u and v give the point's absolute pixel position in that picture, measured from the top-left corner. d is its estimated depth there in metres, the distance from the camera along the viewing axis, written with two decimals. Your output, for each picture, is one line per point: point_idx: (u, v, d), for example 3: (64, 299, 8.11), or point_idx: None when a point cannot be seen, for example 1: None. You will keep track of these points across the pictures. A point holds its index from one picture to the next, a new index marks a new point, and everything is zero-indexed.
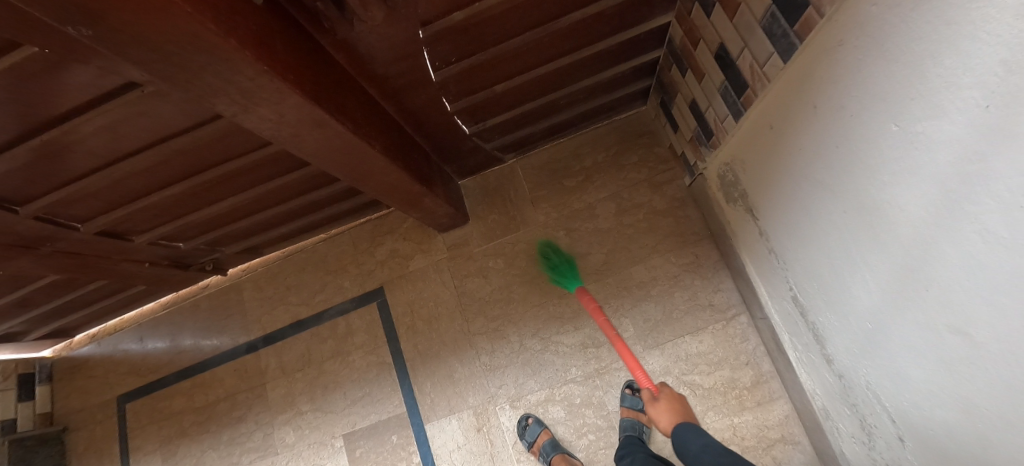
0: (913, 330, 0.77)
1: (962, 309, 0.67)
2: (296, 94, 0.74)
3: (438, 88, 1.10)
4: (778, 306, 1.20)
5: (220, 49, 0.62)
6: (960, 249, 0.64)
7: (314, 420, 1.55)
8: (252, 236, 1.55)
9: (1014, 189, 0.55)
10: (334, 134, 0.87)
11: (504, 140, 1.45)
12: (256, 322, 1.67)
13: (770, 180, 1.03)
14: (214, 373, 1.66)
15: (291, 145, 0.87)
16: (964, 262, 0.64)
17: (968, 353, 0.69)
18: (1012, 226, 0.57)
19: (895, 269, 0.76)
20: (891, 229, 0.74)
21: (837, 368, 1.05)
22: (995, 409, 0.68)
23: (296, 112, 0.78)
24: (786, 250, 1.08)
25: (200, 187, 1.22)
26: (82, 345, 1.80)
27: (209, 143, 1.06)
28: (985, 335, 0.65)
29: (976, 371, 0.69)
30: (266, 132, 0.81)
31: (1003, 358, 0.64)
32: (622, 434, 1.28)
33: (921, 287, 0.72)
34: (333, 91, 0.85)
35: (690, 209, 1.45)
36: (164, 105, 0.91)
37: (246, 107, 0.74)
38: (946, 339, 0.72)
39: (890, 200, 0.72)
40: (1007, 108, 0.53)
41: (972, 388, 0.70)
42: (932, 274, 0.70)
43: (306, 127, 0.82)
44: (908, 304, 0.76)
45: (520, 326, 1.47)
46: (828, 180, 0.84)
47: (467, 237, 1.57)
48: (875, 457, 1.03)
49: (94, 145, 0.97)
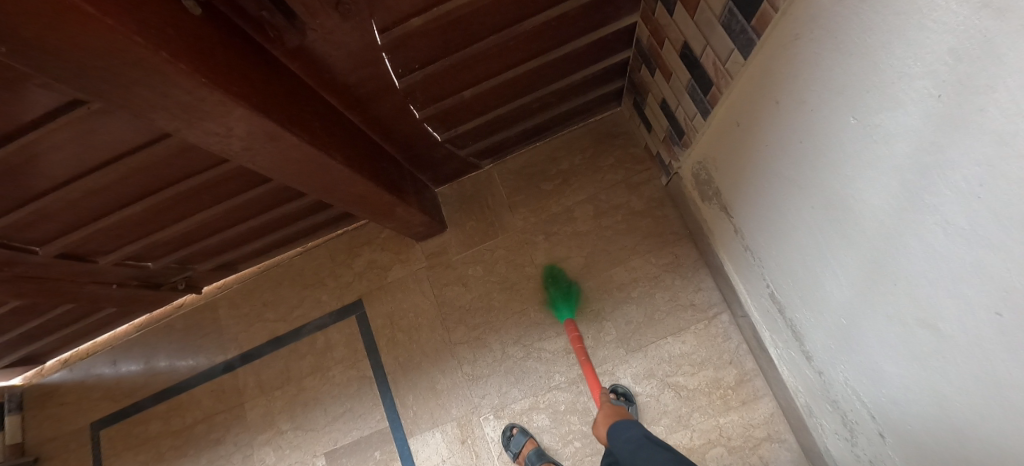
0: (886, 323, 0.77)
1: (930, 301, 0.67)
2: (240, 106, 0.72)
3: (404, 95, 1.10)
4: (757, 303, 1.20)
5: (149, 62, 0.60)
6: (924, 241, 0.64)
7: (295, 439, 1.51)
8: (224, 252, 1.52)
9: (970, 180, 0.55)
10: (290, 146, 0.85)
11: (478, 145, 1.44)
12: (233, 340, 1.63)
13: (741, 177, 1.03)
14: (191, 395, 1.61)
15: (245, 159, 0.85)
16: (928, 254, 0.64)
17: (938, 346, 0.69)
18: (971, 218, 0.57)
19: (867, 261, 0.76)
20: (859, 222, 0.74)
21: (816, 364, 1.04)
22: (966, 401, 0.68)
23: (245, 125, 0.76)
24: (761, 247, 1.07)
25: (164, 204, 1.19)
26: (54, 371, 1.74)
27: (169, 159, 1.03)
28: (953, 326, 0.65)
29: (947, 363, 0.69)
30: (216, 146, 0.79)
31: (971, 350, 0.64)
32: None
33: (891, 279, 0.72)
34: (287, 102, 0.84)
35: (668, 209, 1.44)
36: (114, 121, 0.88)
37: (189, 122, 0.72)
38: (918, 332, 0.72)
39: (857, 192, 0.71)
40: (957, 98, 0.53)
41: (944, 381, 0.71)
42: (900, 266, 0.70)
43: (259, 140, 0.81)
44: (880, 297, 0.76)
45: (501, 334, 1.45)
46: (797, 175, 0.84)
47: (446, 245, 1.54)
48: (857, 453, 1.03)
49: (43, 165, 0.95)
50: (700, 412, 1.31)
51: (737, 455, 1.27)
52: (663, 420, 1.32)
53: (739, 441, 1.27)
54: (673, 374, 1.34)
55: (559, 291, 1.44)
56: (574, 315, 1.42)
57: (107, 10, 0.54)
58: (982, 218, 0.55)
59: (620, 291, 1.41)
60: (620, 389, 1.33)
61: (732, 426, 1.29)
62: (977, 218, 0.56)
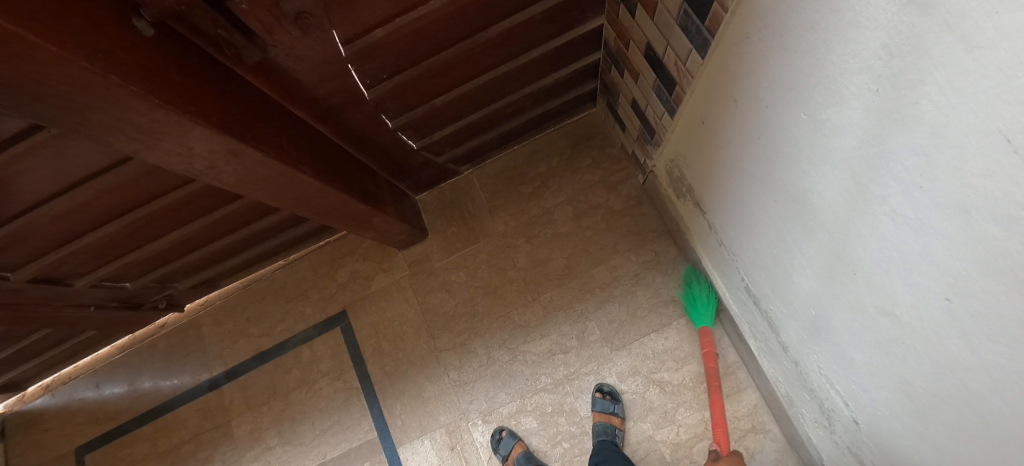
0: (850, 313, 0.79)
1: (887, 290, 0.68)
2: (199, 125, 0.72)
3: (374, 105, 1.10)
4: (734, 297, 1.21)
5: (101, 87, 0.60)
6: (876, 231, 0.65)
7: (283, 454, 1.50)
8: (204, 269, 1.51)
9: (910, 171, 0.56)
10: (255, 162, 0.85)
11: (455, 152, 1.44)
12: (217, 357, 1.62)
13: (709, 174, 1.05)
14: (176, 414, 1.60)
15: (211, 177, 0.85)
16: (880, 244, 0.66)
17: (898, 333, 0.70)
18: (915, 208, 0.58)
19: (828, 253, 0.77)
20: (817, 214, 0.75)
21: (792, 355, 1.06)
22: (928, 386, 0.69)
23: (206, 144, 0.76)
24: (733, 241, 1.09)
25: (137, 224, 1.18)
26: (36, 397, 1.72)
27: (140, 178, 1.03)
28: (908, 314, 0.66)
29: (906, 350, 0.70)
30: (179, 166, 0.79)
31: (927, 336, 0.65)
32: (596, 440, 1.28)
33: (851, 269, 0.74)
34: (250, 118, 0.84)
35: (646, 207, 1.45)
36: (79, 144, 0.88)
37: (148, 143, 0.72)
38: (879, 320, 0.73)
39: (814, 186, 0.73)
40: (891, 91, 0.54)
41: (906, 367, 0.72)
42: (858, 256, 0.71)
43: (223, 157, 0.81)
44: (843, 287, 0.78)
45: (487, 339, 1.45)
46: (758, 171, 0.85)
47: (428, 252, 1.54)
48: (837, 441, 1.04)
49: (10, 189, 0.94)
50: (686, 407, 1.32)
51: None
52: (649, 417, 1.33)
53: None
54: (658, 371, 1.35)
55: (542, 293, 1.45)
56: (558, 316, 1.42)
57: (52, 37, 0.54)
58: (925, 208, 0.56)
59: (602, 290, 1.42)
60: (606, 387, 1.35)
61: None
62: (920, 208, 0.57)
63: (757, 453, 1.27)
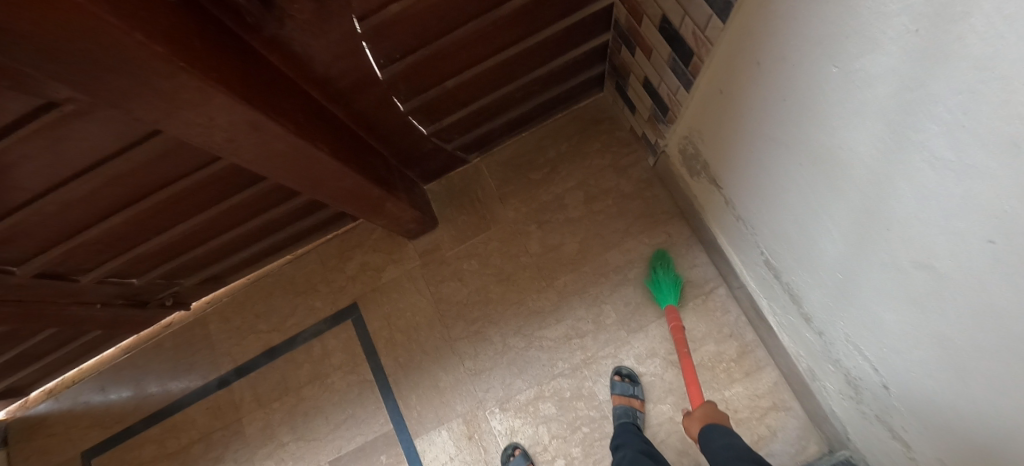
0: (882, 272, 0.79)
1: (924, 242, 0.68)
2: (221, 93, 0.71)
3: (386, 87, 1.09)
4: (752, 273, 1.21)
5: (126, 47, 0.59)
6: (914, 180, 0.65)
7: (296, 450, 1.47)
8: (210, 265, 1.49)
9: (954, 110, 0.56)
10: (274, 137, 0.84)
11: (464, 138, 1.43)
12: (226, 355, 1.59)
13: (726, 146, 1.04)
14: (185, 414, 1.57)
15: (228, 153, 0.83)
16: (918, 193, 0.66)
17: (936, 286, 0.70)
18: (957, 150, 0.58)
19: (859, 212, 0.77)
20: (848, 172, 0.75)
21: (816, 326, 1.06)
22: (966, 337, 0.69)
23: (227, 116, 0.75)
24: (752, 214, 1.08)
25: (146, 214, 1.16)
26: (38, 402, 1.68)
27: (151, 163, 1.01)
28: (948, 264, 0.66)
29: (945, 303, 0.70)
30: (198, 139, 0.78)
31: (967, 284, 0.65)
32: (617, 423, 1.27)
33: (884, 225, 0.74)
34: (267, 92, 0.82)
35: (658, 189, 1.44)
36: (90, 124, 0.86)
37: (169, 111, 0.70)
38: (914, 275, 0.73)
39: (845, 142, 0.73)
40: (934, 30, 0.54)
41: (943, 321, 0.72)
42: (892, 210, 0.71)
43: (242, 131, 0.79)
44: (874, 246, 0.77)
45: (501, 326, 1.44)
46: (783, 135, 0.85)
47: (438, 241, 1.52)
48: (863, 410, 1.04)
49: (20, 175, 0.92)
50: (705, 388, 1.32)
51: (744, 426, 1.29)
52: (669, 399, 1.32)
53: (746, 412, 1.29)
54: (676, 352, 1.35)
55: (556, 279, 1.43)
56: (573, 300, 1.41)
57: None
58: (968, 148, 0.56)
59: (617, 273, 1.41)
60: (625, 370, 1.34)
61: (738, 398, 1.30)
62: (963, 149, 0.57)
63: (779, 431, 1.27)
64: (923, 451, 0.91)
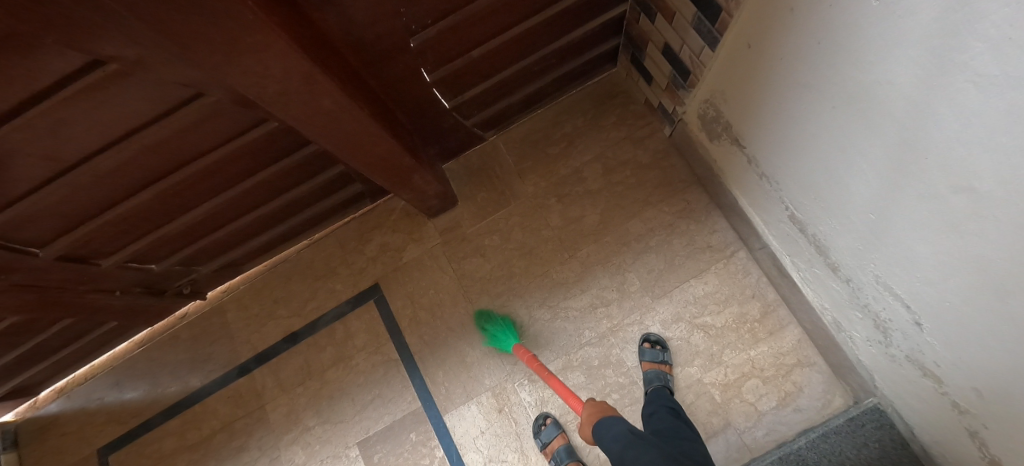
0: (918, 204, 0.82)
1: (966, 164, 0.72)
2: (281, 37, 0.74)
3: (416, 56, 1.11)
4: (776, 231, 1.25)
5: None
6: (955, 102, 0.69)
7: (323, 434, 1.46)
8: (229, 250, 1.48)
9: (999, 25, 0.59)
10: (321, 92, 0.87)
11: (483, 115, 1.46)
12: (245, 343, 1.57)
13: (753, 103, 1.09)
14: (205, 404, 1.54)
15: (278, 109, 0.87)
16: (960, 116, 0.69)
17: (976, 207, 0.74)
18: (1001, 64, 0.61)
19: (895, 146, 0.81)
20: (884, 107, 0.79)
21: (843, 273, 1.09)
22: (1006, 255, 0.73)
23: (281, 64, 0.78)
24: (777, 169, 1.12)
25: (173, 191, 1.16)
26: (49, 402, 1.63)
27: (184, 131, 1.02)
28: (990, 183, 0.70)
29: (986, 223, 0.73)
30: (252, 90, 0.81)
31: (1009, 199, 0.68)
32: (649, 386, 1.29)
33: (922, 154, 0.77)
34: (313, 46, 0.85)
35: (674, 158, 1.49)
36: (130, 87, 0.86)
37: (230, 55, 0.74)
38: (953, 200, 0.76)
39: (882, 77, 0.77)
40: None
41: (982, 243, 0.75)
42: (931, 137, 0.75)
43: (294, 82, 0.83)
44: (911, 178, 0.81)
45: (527, 299, 1.45)
46: (815, 80, 0.89)
47: (459, 219, 1.54)
48: (893, 354, 1.08)
49: (53, 143, 0.91)
50: (731, 349, 1.35)
51: (771, 384, 1.31)
52: (696, 361, 1.35)
53: (772, 369, 1.32)
54: (699, 315, 1.38)
55: (579, 250, 1.46)
56: (596, 270, 1.44)
57: None
58: (1012, 59, 0.60)
59: (638, 242, 1.45)
60: (653, 337, 1.36)
61: (763, 357, 1.33)
62: (1007, 62, 0.61)
63: (805, 387, 1.30)
64: (955, 384, 0.95)
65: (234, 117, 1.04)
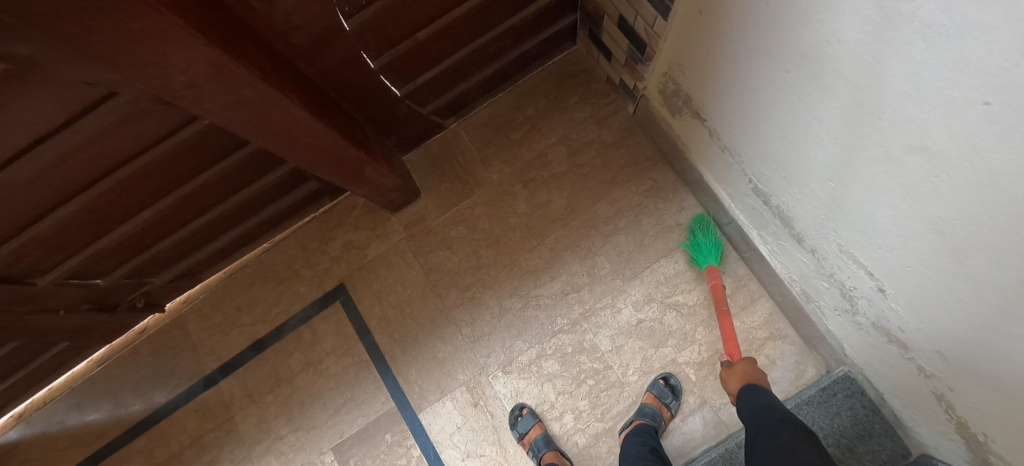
0: (874, 167, 0.81)
1: (918, 123, 0.70)
2: (178, 24, 0.73)
3: (355, 40, 1.10)
4: (740, 205, 1.25)
5: None
6: (904, 57, 0.67)
7: (296, 441, 1.42)
8: (184, 257, 1.42)
9: None
10: (239, 82, 0.87)
11: (440, 101, 1.43)
12: (209, 353, 1.51)
13: (711, 72, 1.07)
14: (172, 420, 1.47)
15: (193, 102, 0.87)
16: (906, 72, 0.68)
17: (930, 167, 0.72)
18: (949, 11, 0.59)
19: (849, 107, 0.80)
20: (836, 67, 0.78)
21: (808, 244, 1.08)
22: (963, 214, 0.71)
23: (184, 53, 0.77)
24: (738, 140, 1.11)
25: (113, 192, 1.10)
26: (7, 429, 1.52)
27: (108, 132, 0.97)
28: (943, 140, 0.68)
29: (940, 183, 0.72)
30: (157, 83, 0.81)
31: (962, 156, 0.67)
32: (638, 418, 1.25)
33: (874, 115, 0.76)
34: (225, 32, 0.84)
35: (639, 136, 1.47)
36: (39, 84, 0.81)
37: (125, 46, 0.73)
38: (906, 161, 0.75)
39: (832, 35, 0.75)
40: None
41: (939, 204, 0.74)
42: (883, 96, 0.73)
43: (203, 72, 0.82)
44: (866, 140, 0.80)
45: (496, 289, 1.42)
46: (769, 44, 0.88)
47: (422, 211, 1.50)
48: (859, 321, 1.07)
49: None
50: (704, 326, 1.34)
51: None
52: (670, 341, 1.34)
53: (745, 344, 1.32)
54: (672, 294, 1.36)
55: (547, 237, 1.44)
56: (566, 256, 1.42)
57: None
58: (961, 6, 0.58)
59: (607, 224, 1.42)
60: (672, 380, 1.30)
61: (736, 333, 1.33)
62: (954, 9, 0.59)
63: (778, 359, 1.30)
64: (920, 347, 0.94)
65: (160, 115, 1.00)
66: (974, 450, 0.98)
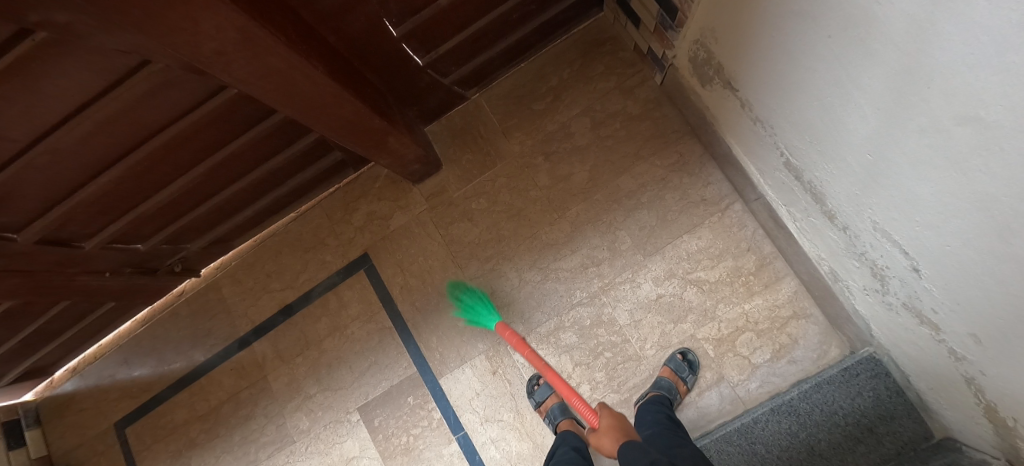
0: (920, 140, 0.77)
1: (971, 92, 0.66)
2: None
3: (377, 7, 1.10)
4: (771, 180, 1.20)
5: None
6: (960, 19, 0.62)
7: (325, 400, 1.49)
8: (218, 224, 1.48)
9: None
10: (265, 49, 0.87)
11: (463, 71, 1.42)
12: (242, 316, 1.58)
13: (747, 39, 1.02)
14: (210, 377, 1.56)
15: (220, 68, 0.88)
16: (962, 36, 0.63)
17: (981, 138, 0.68)
18: None
19: (896, 76, 0.75)
20: (883, 33, 0.73)
21: (840, 222, 1.05)
22: (1012, 189, 0.67)
23: (212, 20, 0.78)
24: (772, 110, 1.06)
25: (147, 162, 1.15)
26: (64, 381, 1.65)
27: (137, 102, 0.99)
28: (997, 111, 0.64)
29: (992, 156, 0.68)
30: (186, 50, 0.82)
31: (1017, 127, 0.63)
32: (652, 391, 1.26)
33: (923, 84, 0.72)
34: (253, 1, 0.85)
35: (666, 108, 1.44)
36: (73, 55, 0.84)
37: (154, 11, 0.74)
38: (956, 132, 0.71)
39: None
40: None
41: (987, 179, 0.70)
42: (935, 63, 0.69)
43: (231, 40, 0.83)
44: (912, 111, 0.76)
45: (516, 261, 1.44)
46: (811, 6, 0.83)
47: (444, 183, 1.52)
48: (890, 301, 1.04)
49: (11, 117, 0.90)
50: (725, 303, 1.33)
51: (765, 338, 1.30)
52: (689, 317, 1.34)
53: (766, 323, 1.30)
54: (694, 270, 1.35)
55: (568, 210, 1.44)
56: (586, 229, 1.42)
57: None
58: None
59: (630, 199, 1.41)
60: (690, 356, 1.30)
61: (758, 310, 1.31)
62: None
63: (800, 339, 1.28)
64: (952, 330, 0.91)
65: (188, 85, 1.02)
66: (1001, 436, 0.94)
